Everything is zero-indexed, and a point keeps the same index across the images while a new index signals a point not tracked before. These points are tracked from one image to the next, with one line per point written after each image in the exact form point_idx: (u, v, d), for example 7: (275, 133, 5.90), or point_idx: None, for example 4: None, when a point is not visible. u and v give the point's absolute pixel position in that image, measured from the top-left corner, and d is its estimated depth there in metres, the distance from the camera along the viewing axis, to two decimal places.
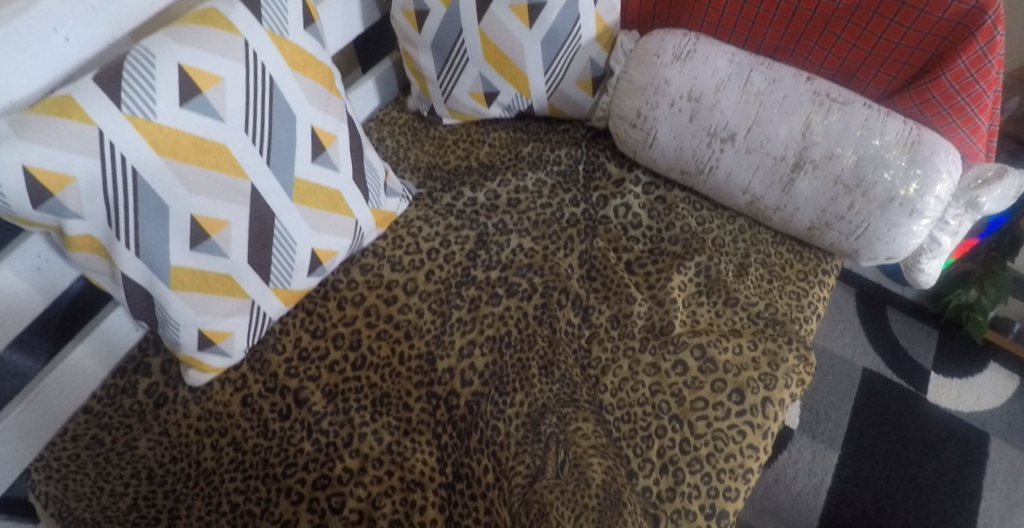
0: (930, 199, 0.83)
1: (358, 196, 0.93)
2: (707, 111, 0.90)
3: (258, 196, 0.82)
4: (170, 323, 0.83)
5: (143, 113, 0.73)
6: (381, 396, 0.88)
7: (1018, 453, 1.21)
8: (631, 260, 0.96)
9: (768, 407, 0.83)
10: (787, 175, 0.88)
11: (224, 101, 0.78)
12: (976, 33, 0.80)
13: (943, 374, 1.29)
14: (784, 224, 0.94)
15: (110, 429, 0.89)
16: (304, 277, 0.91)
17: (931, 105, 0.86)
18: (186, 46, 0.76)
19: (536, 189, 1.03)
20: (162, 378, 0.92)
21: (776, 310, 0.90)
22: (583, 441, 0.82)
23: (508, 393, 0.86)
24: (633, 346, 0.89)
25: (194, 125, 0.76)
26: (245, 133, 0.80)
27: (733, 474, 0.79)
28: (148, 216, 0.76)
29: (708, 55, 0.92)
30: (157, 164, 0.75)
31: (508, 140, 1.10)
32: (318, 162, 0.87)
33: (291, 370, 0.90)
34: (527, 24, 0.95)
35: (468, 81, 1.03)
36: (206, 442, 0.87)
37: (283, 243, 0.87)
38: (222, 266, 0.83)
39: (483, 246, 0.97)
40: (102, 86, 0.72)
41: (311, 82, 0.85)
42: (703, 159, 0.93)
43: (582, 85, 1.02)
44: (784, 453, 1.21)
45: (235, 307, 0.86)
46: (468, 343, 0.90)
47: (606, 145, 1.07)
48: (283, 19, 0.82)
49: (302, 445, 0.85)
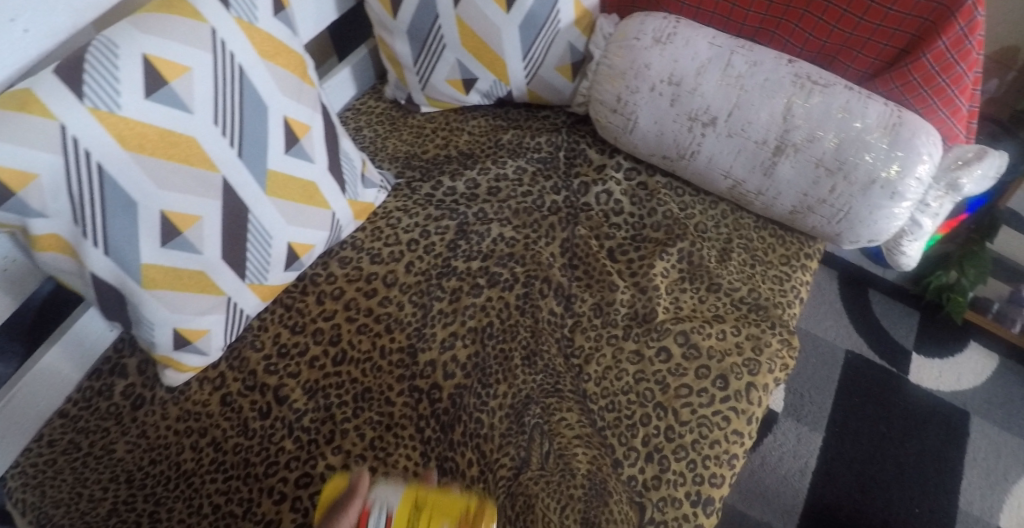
0: (911, 181, 0.82)
1: (334, 188, 0.91)
2: (688, 95, 0.89)
3: (230, 190, 0.80)
4: (144, 322, 0.81)
5: (106, 106, 0.71)
6: (363, 391, 0.87)
7: (996, 430, 1.22)
8: (614, 247, 0.95)
9: (752, 393, 0.83)
10: (768, 159, 0.88)
11: (191, 92, 0.75)
12: (956, 13, 0.80)
13: (924, 354, 1.30)
14: (766, 208, 0.93)
15: (87, 433, 0.87)
16: (281, 272, 0.89)
17: (912, 87, 0.86)
18: (151, 36, 0.73)
19: (516, 176, 1.01)
20: (139, 379, 0.90)
21: (759, 295, 0.90)
22: (567, 431, 0.82)
23: (491, 385, 0.85)
24: (616, 334, 0.88)
25: (160, 117, 0.74)
26: (214, 125, 0.77)
27: (718, 461, 0.79)
28: (116, 213, 0.74)
29: (688, 39, 0.91)
30: (123, 159, 0.72)
31: (487, 128, 1.08)
32: (292, 154, 0.85)
33: (271, 368, 0.89)
34: (505, 8, 0.94)
35: (446, 68, 1.01)
36: (185, 443, 0.85)
37: (258, 238, 0.85)
38: (195, 263, 0.81)
39: (464, 236, 0.96)
40: (63, 78, 0.69)
41: (283, 71, 0.83)
42: (684, 145, 0.92)
43: (561, 70, 1.01)
44: (769, 437, 1.21)
45: (211, 304, 0.84)
46: (450, 335, 0.89)
47: (587, 132, 1.06)
48: (252, 6, 0.80)
49: (283, 443, 0.84)
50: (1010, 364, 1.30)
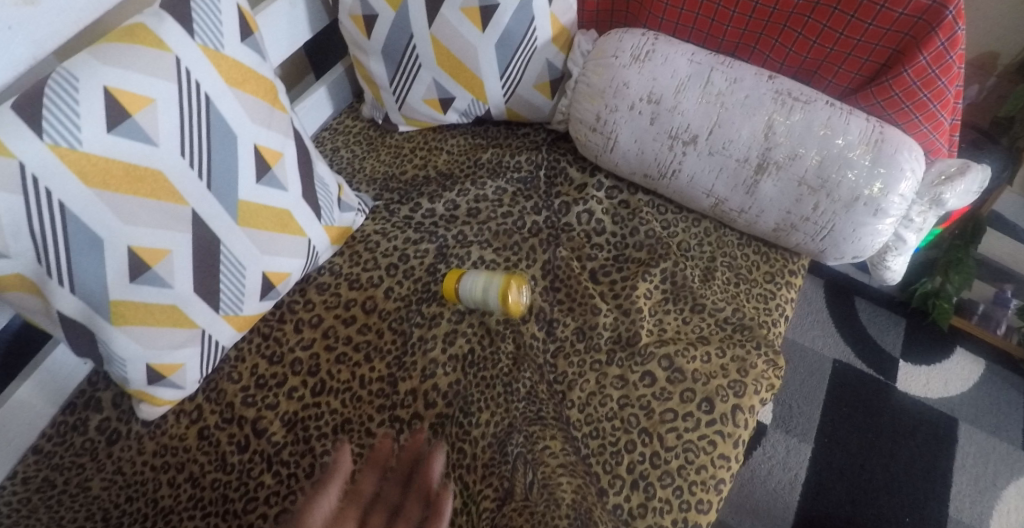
0: (894, 198, 0.81)
1: (310, 214, 0.89)
2: (668, 113, 0.88)
3: (200, 222, 0.78)
4: (115, 359, 0.78)
5: (67, 142, 0.68)
6: (343, 423, 0.85)
7: (985, 436, 1.22)
8: (596, 268, 0.94)
9: (738, 415, 0.81)
10: (750, 177, 0.86)
11: (156, 124, 0.73)
12: (937, 29, 0.78)
13: (912, 362, 1.29)
14: (749, 226, 0.92)
15: (62, 470, 0.84)
16: (256, 302, 0.87)
17: (893, 102, 0.85)
18: (112, 67, 0.71)
19: (496, 197, 1.00)
20: (115, 413, 0.88)
21: (743, 315, 0.89)
22: (551, 460, 0.79)
23: (473, 414, 0.84)
24: (600, 359, 0.87)
25: (125, 152, 0.71)
26: (181, 157, 0.75)
27: (705, 486, 0.78)
28: (80, 251, 0.72)
29: (667, 56, 0.89)
30: (86, 195, 0.70)
31: (466, 146, 1.07)
32: (264, 182, 0.83)
33: (249, 400, 0.87)
34: (480, 27, 0.92)
35: (422, 88, 1.00)
36: (162, 479, 0.83)
37: (231, 269, 0.83)
38: (166, 297, 0.79)
39: (443, 259, 0.95)
40: (21, 115, 0.67)
41: (251, 98, 0.81)
42: (665, 163, 0.91)
43: (540, 87, 0.99)
44: (759, 449, 1.21)
45: (185, 338, 0.82)
46: (431, 363, 0.87)
47: (568, 149, 1.05)
48: (218, 32, 0.77)
49: (262, 478, 0.82)
50: (997, 370, 1.29)
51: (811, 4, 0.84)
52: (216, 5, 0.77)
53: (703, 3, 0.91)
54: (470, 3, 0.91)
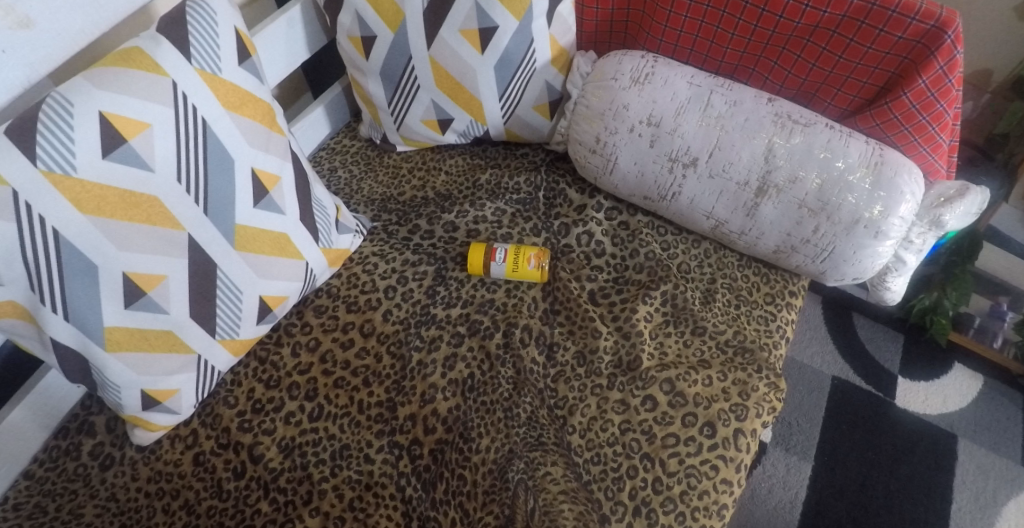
0: (894, 220, 0.81)
1: (308, 237, 0.88)
2: (668, 136, 0.88)
3: (196, 247, 0.78)
4: (109, 386, 0.77)
5: (61, 168, 0.67)
6: (341, 448, 0.84)
7: (985, 452, 1.21)
8: (595, 290, 0.94)
9: (740, 439, 0.80)
10: (751, 200, 0.86)
11: (152, 149, 0.72)
12: (936, 52, 0.78)
13: (910, 377, 1.29)
14: (749, 248, 0.92)
15: (54, 496, 0.82)
16: (253, 326, 0.86)
17: (893, 124, 0.85)
18: (108, 91, 0.70)
19: (495, 218, 0.99)
20: (108, 437, 0.86)
21: (744, 338, 0.88)
22: (553, 486, 0.79)
23: (473, 439, 0.83)
24: (601, 383, 0.86)
25: (120, 178, 0.71)
26: (178, 183, 0.74)
27: (707, 512, 0.77)
28: (74, 278, 0.71)
29: (666, 78, 0.89)
30: (81, 222, 0.69)
31: (465, 167, 1.06)
32: (261, 207, 0.82)
33: (245, 425, 0.85)
34: (479, 49, 0.92)
35: (421, 109, 1.00)
36: (157, 507, 0.81)
37: (227, 293, 0.82)
38: (162, 323, 0.78)
39: (442, 281, 0.95)
40: (14, 140, 0.66)
41: (249, 122, 0.80)
42: (665, 186, 0.91)
43: (538, 109, 0.99)
44: (759, 468, 1.20)
45: (180, 364, 0.81)
46: (430, 387, 0.87)
47: (566, 170, 1.04)
48: (215, 56, 0.76)
49: (258, 505, 0.81)
50: (996, 385, 1.28)
51: (810, 27, 0.84)
52: (213, 27, 0.76)
53: (702, 25, 0.91)
54: (469, 26, 0.90)
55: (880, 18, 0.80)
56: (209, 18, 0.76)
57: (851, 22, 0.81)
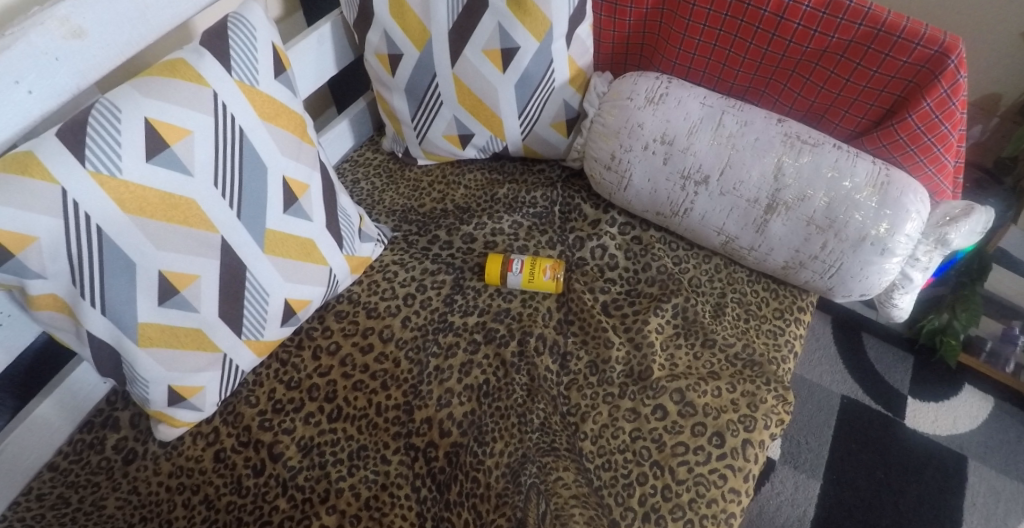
0: (900, 238, 0.83)
1: (332, 244, 0.92)
2: (680, 154, 0.91)
3: (228, 249, 0.81)
4: (139, 380, 0.80)
5: (107, 169, 0.72)
6: (359, 449, 0.86)
7: (996, 474, 1.21)
8: (608, 302, 0.97)
9: (748, 450, 0.82)
10: (760, 217, 0.89)
11: (192, 155, 0.76)
12: (940, 76, 0.81)
13: (919, 399, 1.30)
14: (759, 263, 0.95)
15: (77, 488, 0.84)
16: (277, 327, 0.90)
17: (899, 145, 0.88)
18: (153, 99, 0.74)
19: (513, 230, 1.03)
20: (131, 432, 0.89)
21: (753, 351, 0.90)
22: (564, 490, 0.81)
23: (486, 443, 0.85)
24: (612, 392, 0.89)
25: (161, 181, 0.75)
26: (213, 188, 0.78)
27: (716, 520, 0.78)
28: (113, 274, 0.74)
29: (680, 99, 0.93)
30: (122, 221, 0.73)
31: (483, 181, 1.10)
32: (291, 213, 0.86)
33: (265, 424, 0.88)
34: (501, 68, 0.96)
35: (443, 125, 1.04)
36: (177, 501, 0.84)
37: (255, 295, 0.85)
38: (192, 321, 0.81)
39: (460, 290, 0.98)
40: (65, 142, 0.70)
41: (282, 132, 0.84)
42: (677, 202, 0.94)
43: (556, 127, 1.04)
44: (767, 485, 1.21)
45: (206, 361, 0.84)
46: (446, 392, 0.89)
47: (581, 186, 1.08)
48: (253, 68, 0.81)
49: (276, 502, 0.83)
50: (1007, 407, 1.28)
51: (819, 51, 0.88)
52: (252, 41, 0.81)
53: (714, 49, 0.95)
54: (492, 46, 0.95)
55: (885, 43, 0.83)
56: (249, 33, 0.81)
57: (858, 46, 0.85)
